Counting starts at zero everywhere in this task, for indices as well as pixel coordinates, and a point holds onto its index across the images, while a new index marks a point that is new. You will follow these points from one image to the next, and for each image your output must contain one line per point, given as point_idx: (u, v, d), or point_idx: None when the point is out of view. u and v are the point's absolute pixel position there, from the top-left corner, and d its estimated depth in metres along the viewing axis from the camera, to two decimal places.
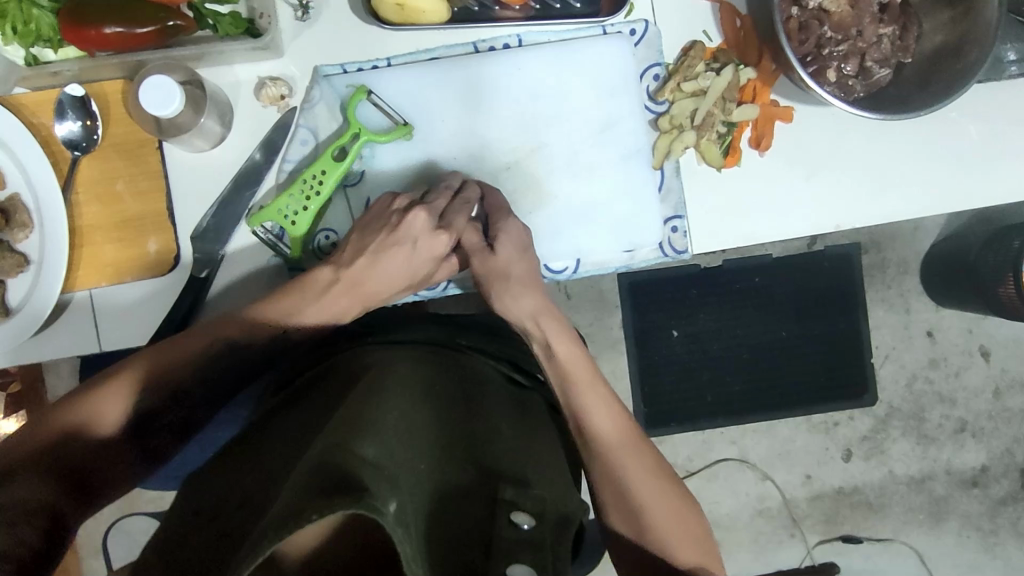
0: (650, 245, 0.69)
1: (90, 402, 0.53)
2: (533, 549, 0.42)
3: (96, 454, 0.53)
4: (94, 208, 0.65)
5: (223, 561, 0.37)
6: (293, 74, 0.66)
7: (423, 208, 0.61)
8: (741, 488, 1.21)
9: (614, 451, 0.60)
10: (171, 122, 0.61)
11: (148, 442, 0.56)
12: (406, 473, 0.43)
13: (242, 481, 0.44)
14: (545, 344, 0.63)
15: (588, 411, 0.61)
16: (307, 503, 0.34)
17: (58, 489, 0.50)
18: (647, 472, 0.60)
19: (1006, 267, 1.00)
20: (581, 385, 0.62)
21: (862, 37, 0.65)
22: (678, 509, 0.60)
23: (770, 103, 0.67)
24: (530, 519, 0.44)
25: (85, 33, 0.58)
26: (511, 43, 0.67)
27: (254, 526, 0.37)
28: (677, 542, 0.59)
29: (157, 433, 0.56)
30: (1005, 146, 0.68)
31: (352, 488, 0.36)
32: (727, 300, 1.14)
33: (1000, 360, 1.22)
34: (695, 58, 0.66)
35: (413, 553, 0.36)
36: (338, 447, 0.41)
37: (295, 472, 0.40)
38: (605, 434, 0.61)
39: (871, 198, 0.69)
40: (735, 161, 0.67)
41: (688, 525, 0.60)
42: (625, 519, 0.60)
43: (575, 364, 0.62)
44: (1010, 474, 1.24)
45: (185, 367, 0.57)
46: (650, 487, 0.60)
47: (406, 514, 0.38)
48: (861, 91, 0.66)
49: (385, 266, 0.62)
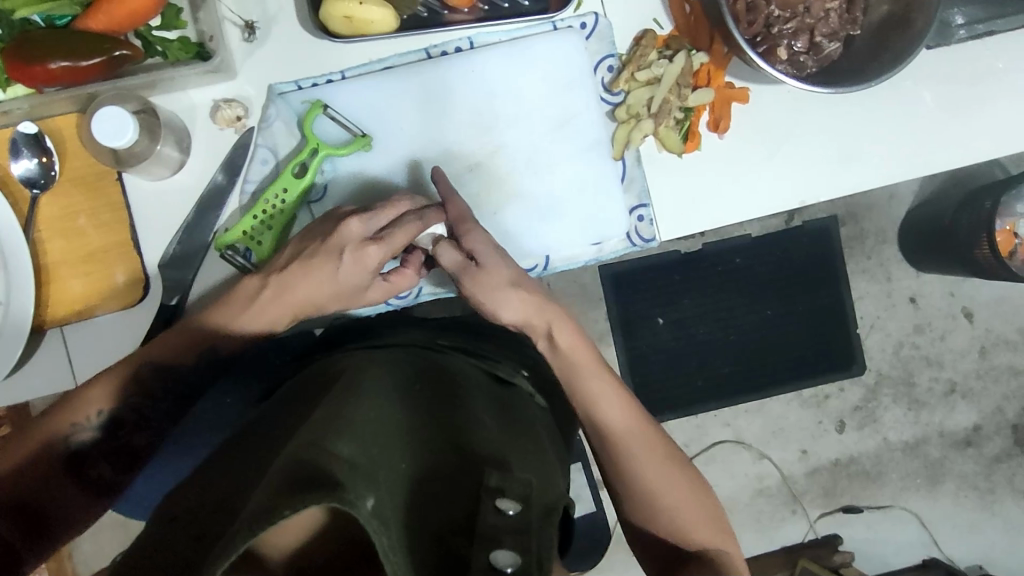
0: (618, 236, 0.70)
1: (63, 424, 0.57)
2: (516, 534, 0.42)
3: (53, 494, 0.56)
4: (59, 245, 0.65)
5: (196, 558, 0.37)
6: (248, 94, 0.66)
7: (358, 218, 0.60)
8: (739, 468, 1.21)
9: (621, 442, 0.62)
10: (129, 152, 0.61)
11: (90, 476, 0.58)
12: (386, 467, 0.43)
13: (217, 481, 0.44)
14: (545, 337, 0.64)
15: (597, 403, 0.62)
16: (282, 498, 0.35)
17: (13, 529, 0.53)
18: (660, 458, 0.62)
19: (980, 230, 1.01)
20: (587, 377, 0.62)
21: (810, 13, 0.65)
22: (690, 489, 0.62)
23: (724, 85, 0.67)
24: (516, 504, 0.43)
25: (33, 69, 0.58)
26: (463, 46, 0.67)
27: (229, 523, 0.37)
28: (690, 526, 0.61)
29: (90, 468, 0.58)
30: (963, 109, 0.69)
31: (326, 484, 0.37)
32: (708, 283, 1.15)
33: (984, 320, 1.23)
34: (648, 46, 0.67)
35: (389, 546, 0.37)
36: (315, 444, 0.41)
37: (271, 470, 0.40)
38: (615, 423, 0.62)
39: (836, 172, 0.69)
40: (695, 146, 0.68)
41: (702, 503, 0.62)
42: (640, 507, 0.62)
43: (578, 354, 0.63)
44: (1001, 432, 1.25)
45: (115, 402, 0.58)
46: (664, 474, 0.61)
47: (385, 507, 0.39)
48: (814, 66, 0.67)
49: (314, 279, 0.61)
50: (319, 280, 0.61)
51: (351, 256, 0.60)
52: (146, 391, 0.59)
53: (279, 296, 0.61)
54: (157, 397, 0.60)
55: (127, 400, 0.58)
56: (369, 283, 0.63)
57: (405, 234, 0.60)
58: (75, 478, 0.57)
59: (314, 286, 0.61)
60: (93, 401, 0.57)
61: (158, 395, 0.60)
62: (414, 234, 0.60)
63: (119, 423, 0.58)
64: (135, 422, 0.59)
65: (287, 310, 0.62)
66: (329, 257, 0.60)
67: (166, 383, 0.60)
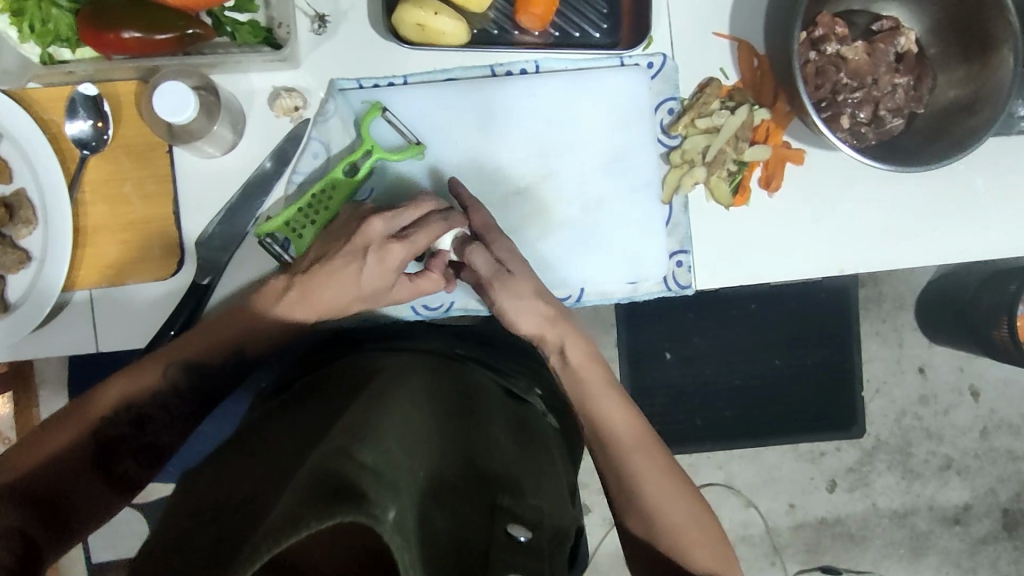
0: (654, 277, 0.70)
1: (92, 414, 0.57)
2: (531, 557, 0.44)
3: (74, 486, 0.55)
4: (100, 208, 0.65)
5: (218, 563, 0.37)
6: (308, 86, 0.66)
7: (382, 217, 0.59)
8: (725, 513, 1.21)
9: (627, 455, 0.61)
10: (183, 128, 0.61)
11: (113, 470, 0.57)
12: (409, 477, 0.43)
13: (239, 482, 0.44)
14: (558, 350, 0.64)
15: (604, 419, 0.62)
16: (310, 508, 0.35)
17: (33, 519, 0.52)
18: (666, 477, 0.61)
19: (1000, 310, 1.01)
20: (597, 392, 0.62)
21: (877, 86, 0.66)
22: (694, 512, 0.61)
23: (782, 145, 0.67)
24: (527, 531, 0.46)
25: (106, 37, 0.58)
26: (528, 69, 0.67)
27: (253, 528, 0.37)
28: (690, 545, 0.60)
29: (118, 461, 0.57)
30: (1010, 198, 0.69)
31: (352, 495, 0.37)
32: (725, 326, 1.14)
33: (989, 401, 1.23)
34: (710, 95, 0.67)
35: (410, 561, 0.36)
36: (340, 452, 0.41)
37: (296, 477, 0.40)
38: (621, 439, 0.61)
39: (875, 243, 0.69)
40: (744, 202, 0.68)
41: (704, 526, 0.61)
42: (642, 523, 0.61)
43: (589, 370, 0.63)
44: (991, 514, 1.24)
45: (145, 395, 0.59)
46: (669, 493, 0.60)
47: (407, 520, 0.39)
48: (873, 138, 0.67)
49: (338, 283, 0.61)
50: (344, 283, 0.60)
51: (375, 254, 0.59)
52: (175, 389, 0.60)
53: (301, 300, 0.62)
54: (186, 394, 0.60)
55: (155, 395, 0.59)
56: (393, 285, 0.62)
57: (427, 235, 0.60)
58: (100, 470, 0.56)
59: (346, 286, 0.61)
60: (123, 394, 0.58)
61: (187, 393, 0.60)
62: (437, 233, 0.61)
63: (148, 419, 0.59)
64: (163, 418, 0.59)
65: (319, 303, 0.62)
66: (353, 258, 0.60)
67: (194, 380, 0.61)
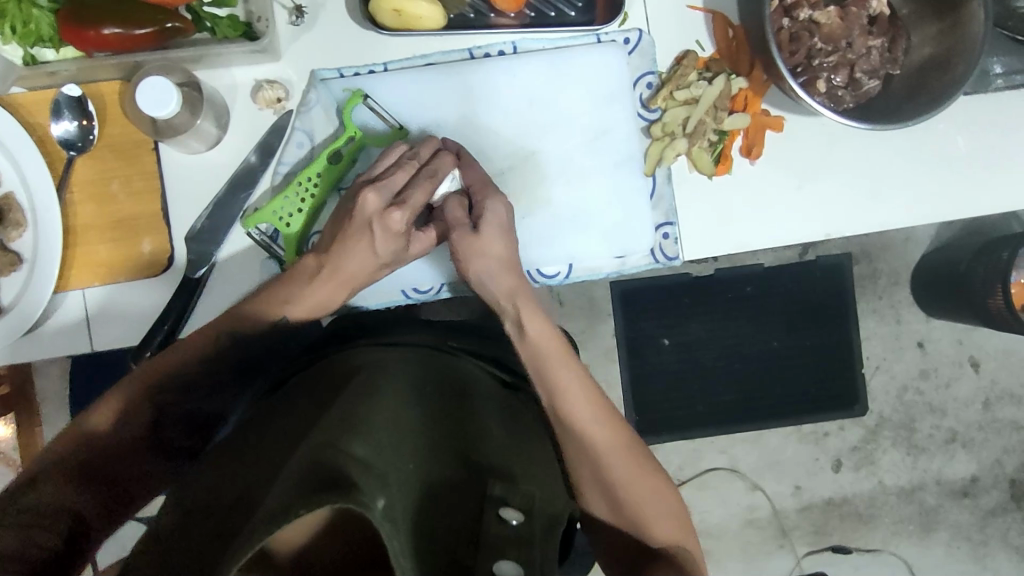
0: (641, 252, 0.70)
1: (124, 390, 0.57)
2: (519, 546, 0.42)
3: (119, 462, 0.55)
4: (88, 208, 0.66)
5: (213, 561, 0.36)
6: (290, 77, 0.67)
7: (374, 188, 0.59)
8: (731, 498, 1.21)
9: (587, 435, 0.59)
10: (167, 123, 0.62)
11: (163, 443, 0.57)
12: (397, 471, 0.43)
13: (232, 478, 0.44)
14: (516, 322, 0.62)
15: (564, 396, 0.60)
16: (298, 497, 0.35)
17: (81, 495, 0.53)
18: (628, 455, 0.60)
19: (996, 277, 0.99)
20: (555, 367, 0.60)
21: (851, 49, 0.67)
22: (655, 487, 0.61)
23: (760, 112, 0.68)
24: (519, 515, 0.44)
25: (86, 34, 0.59)
26: (506, 50, 0.68)
27: (246, 523, 0.37)
28: (649, 517, 0.60)
29: (168, 433, 0.57)
30: (992, 159, 0.69)
31: (342, 484, 0.36)
32: (719, 309, 1.14)
33: (990, 372, 1.23)
34: (688, 67, 0.67)
35: (401, 549, 0.36)
36: (330, 446, 0.41)
37: (288, 469, 0.40)
38: (580, 415, 0.60)
39: (861, 208, 0.70)
40: (726, 169, 0.68)
41: (663, 502, 0.61)
42: (601, 499, 0.61)
43: (547, 342, 0.61)
44: (999, 485, 1.24)
45: (183, 367, 0.58)
46: (623, 468, 0.60)
47: (395, 510, 0.38)
48: (851, 101, 0.67)
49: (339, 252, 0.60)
50: (354, 254, 0.60)
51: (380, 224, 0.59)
52: (209, 363, 0.60)
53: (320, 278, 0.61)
54: (226, 363, 0.60)
55: (194, 368, 0.59)
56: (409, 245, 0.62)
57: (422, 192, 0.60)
58: (148, 445, 0.56)
59: (345, 264, 0.61)
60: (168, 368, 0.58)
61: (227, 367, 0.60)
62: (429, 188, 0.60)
63: (188, 389, 0.58)
64: (205, 391, 0.59)
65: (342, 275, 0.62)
66: (362, 236, 0.60)
67: (230, 353, 0.61)
